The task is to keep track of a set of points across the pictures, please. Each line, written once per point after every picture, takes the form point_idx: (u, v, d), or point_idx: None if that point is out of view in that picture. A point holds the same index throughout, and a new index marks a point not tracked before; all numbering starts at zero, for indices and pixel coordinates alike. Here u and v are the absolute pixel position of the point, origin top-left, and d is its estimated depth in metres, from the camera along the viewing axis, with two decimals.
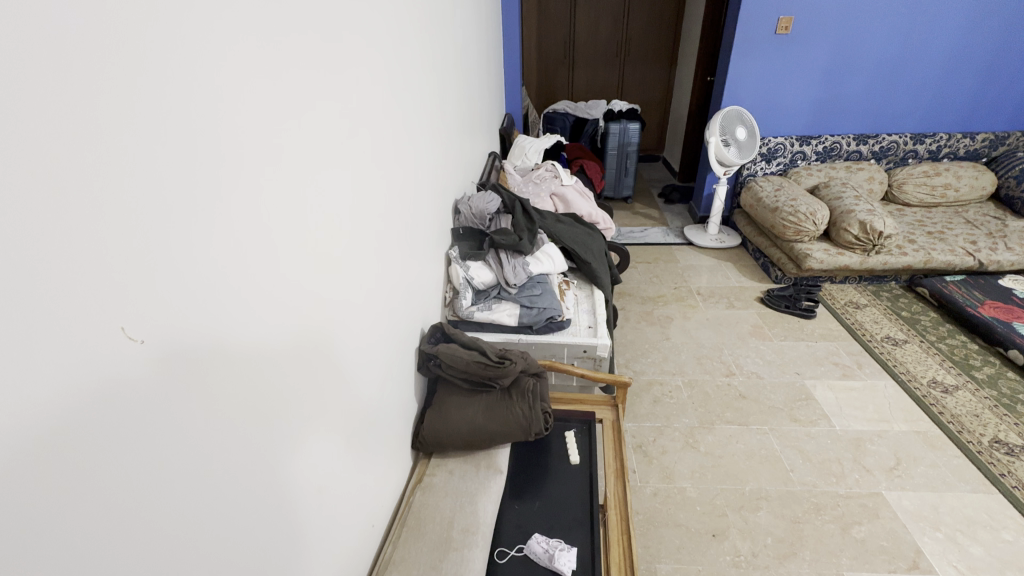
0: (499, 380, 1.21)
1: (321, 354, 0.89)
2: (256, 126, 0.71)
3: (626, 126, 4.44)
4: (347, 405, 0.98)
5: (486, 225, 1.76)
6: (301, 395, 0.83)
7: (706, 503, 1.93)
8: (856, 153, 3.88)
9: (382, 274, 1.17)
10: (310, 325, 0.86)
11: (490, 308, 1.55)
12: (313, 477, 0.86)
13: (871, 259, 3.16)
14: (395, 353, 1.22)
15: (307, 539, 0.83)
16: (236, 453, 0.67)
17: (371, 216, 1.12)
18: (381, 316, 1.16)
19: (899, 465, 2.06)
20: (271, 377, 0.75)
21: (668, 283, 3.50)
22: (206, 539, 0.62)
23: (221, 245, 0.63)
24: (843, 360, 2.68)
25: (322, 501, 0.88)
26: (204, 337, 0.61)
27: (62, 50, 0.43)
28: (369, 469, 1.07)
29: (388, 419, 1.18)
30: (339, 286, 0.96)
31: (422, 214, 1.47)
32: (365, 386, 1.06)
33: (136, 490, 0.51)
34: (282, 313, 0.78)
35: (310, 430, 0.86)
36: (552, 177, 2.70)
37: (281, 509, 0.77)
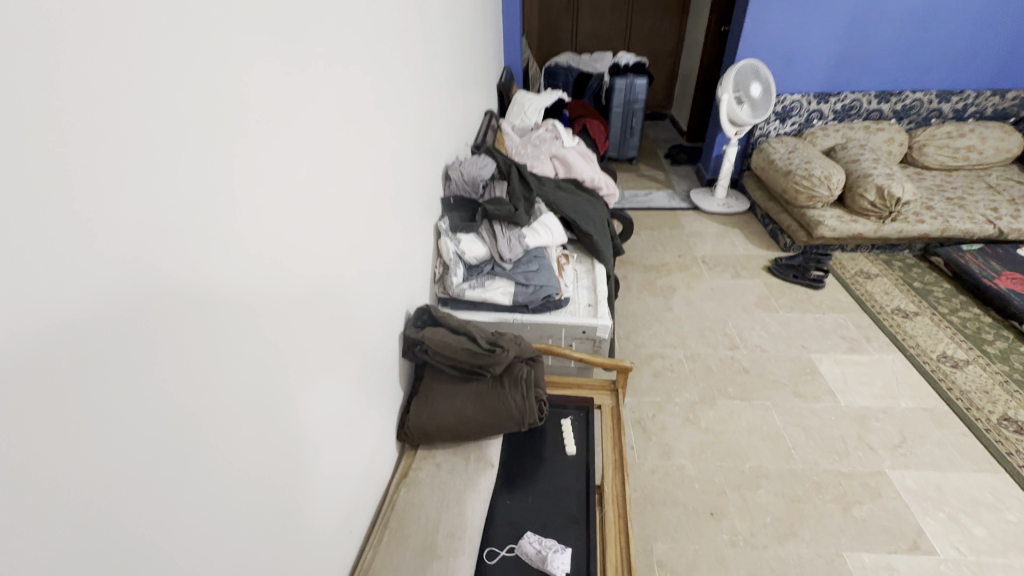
0: (490, 368, 1.12)
1: (304, 327, 0.84)
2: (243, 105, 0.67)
3: (633, 82, 4.15)
4: (334, 379, 0.94)
5: (478, 193, 1.61)
6: (285, 373, 0.79)
7: (705, 481, 1.89)
8: (876, 112, 3.65)
9: (364, 250, 1.06)
10: (291, 299, 0.80)
11: (483, 286, 1.44)
12: (302, 453, 0.83)
13: (886, 226, 3.01)
14: (377, 337, 1.12)
15: (296, 516, 0.83)
16: (213, 440, 0.63)
17: (351, 185, 1.00)
18: (363, 297, 1.06)
19: (904, 443, 2.02)
20: (250, 356, 0.71)
21: (672, 250, 3.37)
22: (184, 532, 0.59)
23: (178, 221, 0.56)
24: (851, 333, 2.59)
25: (312, 478, 0.87)
26: (203, 324, 0.61)
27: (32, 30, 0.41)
28: (354, 455, 1.01)
29: (372, 407, 1.10)
30: (333, 271, 0.93)
31: (409, 182, 1.33)
32: (348, 369, 0.99)
33: (132, 483, 0.51)
34: (260, 288, 0.73)
35: (298, 406, 0.83)
36: (553, 138, 2.52)
37: (268, 489, 0.75)
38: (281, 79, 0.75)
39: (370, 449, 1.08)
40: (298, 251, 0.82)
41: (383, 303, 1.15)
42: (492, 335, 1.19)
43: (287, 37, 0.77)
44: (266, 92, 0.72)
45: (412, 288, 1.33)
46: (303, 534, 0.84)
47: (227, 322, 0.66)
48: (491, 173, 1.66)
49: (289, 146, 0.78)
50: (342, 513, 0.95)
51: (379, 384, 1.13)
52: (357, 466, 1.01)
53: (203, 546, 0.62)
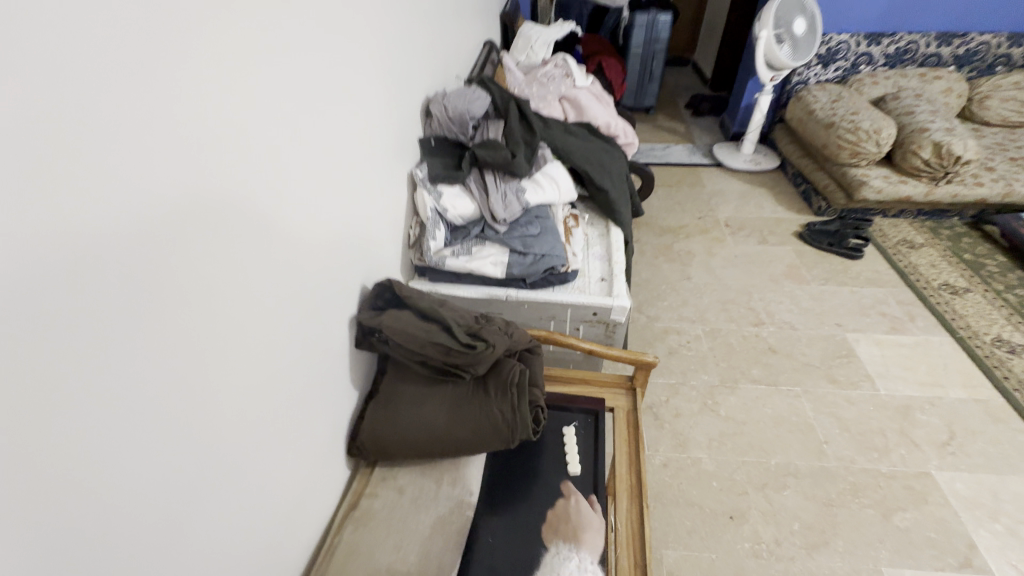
0: (470, 368, 0.84)
1: (227, 276, 0.66)
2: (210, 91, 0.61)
3: (655, 18, 3.66)
4: (273, 341, 0.77)
5: (467, 135, 1.28)
6: (201, 333, 0.62)
7: (725, 479, 1.66)
8: (933, 58, 3.19)
9: (284, 200, 0.78)
10: (205, 240, 0.62)
11: (469, 254, 1.14)
12: (229, 431, 0.68)
13: (939, 190, 2.65)
14: (305, 321, 0.85)
15: (227, 501, 0.69)
16: (97, 416, 0.49)
17: (274, 120, 0.74)
18: (288, 261, 0.80)
19: (954, 440, 1.77)
20: (147, 311, 0.54)
21: (692, 211, 3.03)
22: (60, 531, 0.47)
23: (151, 230, 0.54)
24: (892, 311, 2.30)
25: (245, 459, 0.72)
26: (187, 331, 0.60)
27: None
28: (287, 451, 0.82)
29: (301, 407, 0.85)
30: (319, 256, 0.88)
31: (365, 113, 1.02)
32: (278, 342, 0.78)
33: (120, 493, 0.53)
34: (159, 225, 0.55)
35: (222, 373, 0.67)
36: (563, 75, 2.13)
37: (183, 474, 0.61)
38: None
39: (299, 458, 0.86)
40: (210, 179, 0.62)
41: (315, 273, 0.87)
42: (475, 320, 0.90)
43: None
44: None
45: (365, 255, 1.05)
46: (238, 519, 0.71)
47: (104, 265, 0.49)
48: (484, 110, 1.32)
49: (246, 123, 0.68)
50: (264, 525, 0.77)
51: (309, 379, 0.88)
52: (275, 479, 0.79)
53: (199, 543, 0.64)
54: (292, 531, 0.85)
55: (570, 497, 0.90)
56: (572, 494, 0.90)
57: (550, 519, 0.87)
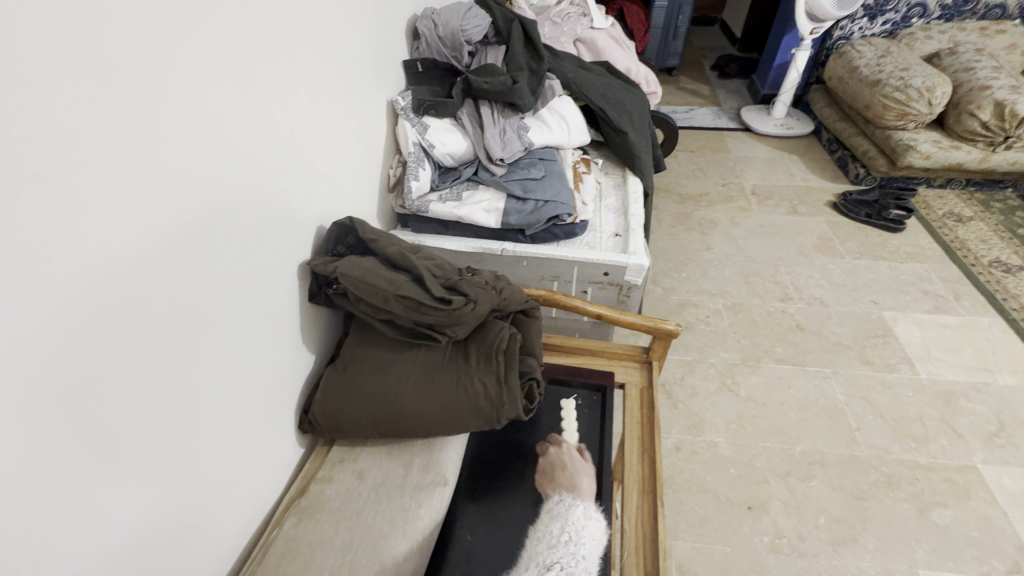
0: (447, 330, 0.68)
1: (75, 170, 0.47)
2: (206, 63, 0.59)
3: None
4: (162, 275, 0.58)
5: (462, 62, 1.09)
6: (120, 287, 0.53)
7: (743, 465, 1.51)
8: (997, 8, 2.85)
9: (198, 91, 0.59)
10: (48, 128, 0.44)
11: (459, 199, 0.97)
12: (81, 387, 0.50)
13: (996, 156, 2.38)
14: (235, 263, 0.68)
15: (85, 475, 0.52)
16: (56, 389, 0.48)
17: (253, 63, 0.67)
18: (187, 173, 0.59)
19: (1002, 431, 1.59)
20: (40, 263, 0.45)
21: (715, 177, 2.79)
22: (75, 497, 0.51)
23: (157, 214, 0.56)
24: (936, 289, 2.08)
25: (112, 423, 0.54)
26: (193, 306, 0.62)
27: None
28: (191, 419, 0.64)
29: (215, 370, 0.67)
30: (301, 210, 0.82)
31: (333, 14, 0.83)
32: (171, 281, 0.59)
33: (130, 460, 0.57)
34: (164, 206, 0.57)
35: (66, 305, 0.48)
36: (580, 13, 1.89)
37: (39, 448, 0.47)
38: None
39: (217, 432, 0.69)
40: (212, 154, 0.62)
41: (248, 207, 0.70)
42: (458, 272, 0.74)
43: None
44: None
45: (323, 193, 0.87)
46: (138, 501, 0.59)
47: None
48: (482, 33, 1.12)
49: (233, 75, 0.64)
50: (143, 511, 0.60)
51: (249, 345, 0.73)
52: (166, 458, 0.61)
53: (206, 502, 0.69)
54: (207, 516, 0.69)
55: (559, 444, 0.79)
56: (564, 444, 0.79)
57: (540, 471, 0.76)
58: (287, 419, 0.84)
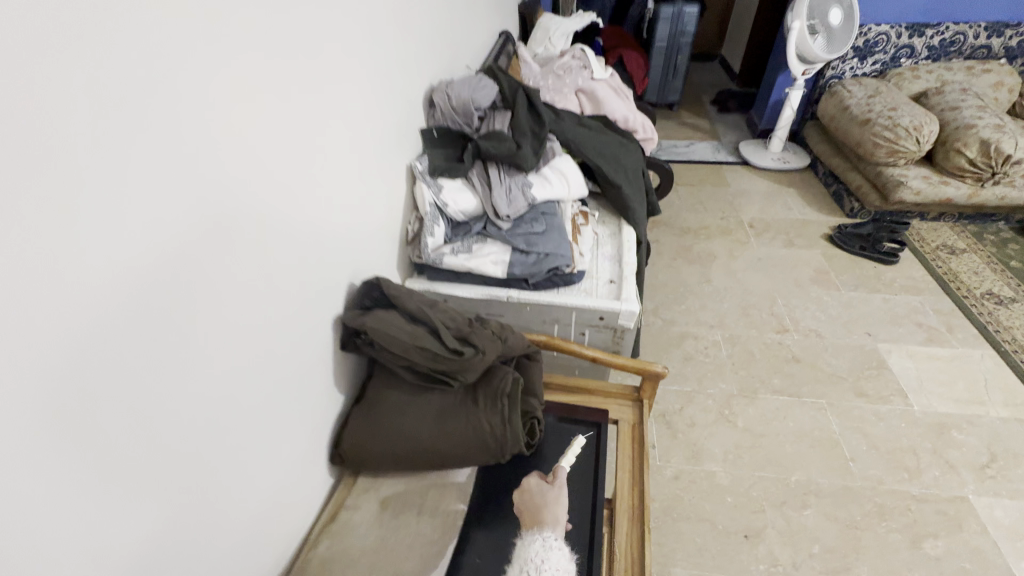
0: (459, 376, 0.79)
1: (169, 255, 0.59)
2: (262, 155, 0.72)
3: (681, 9, 3.52)
4: (221, 330, 0.68)
5: (472, 126, 1.23)
6: (195, 345, 0.64)
7: (740, 495, 1.57)
8: (982, 49, 2.99)
9: (256, 174, 0.71)
10: (155, 225, 0.57)
11: (469, 251, 1.09)
12: (163, 429, 0.61)
13: (985, 191, 2.47)
14: (279, 317, 0.79)
15: (162, 501, 0.62)
16: (145, 431, 0.58)
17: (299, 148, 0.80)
18: (211, 234, 0.65)
19: (994, 462, 1.63)
20: (143, 332, 0.57)
21: (714, 211, 2.90)
22: (151, 522, 0.61)
23: (223, 282, 0.68)
24: (929, 321, 2.15)
25: (183, 458, 0.65)
26: (243, 357, 0.73)
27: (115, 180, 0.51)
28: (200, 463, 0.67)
29: (258, 410, 0.77)
30: (333, 264, 0.93)
31: (361, 97, 0.96)
32: (231, 336, 0.70)
33: (192, 490, 0.67)
34: (229, 277, 0.68)
35: (154, 359, 0.58)
36: (581, 66, 2.04)
37: (132, 478, 0.58)
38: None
39: (249, 464, 0.77)
40: (264, 227, 0.74)
41: (291, 269, 0.81)
42: (469, 322, 0.84)
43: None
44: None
45: (351, 249, 0.99)
46: (197, 527, 0.68)
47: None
48: (491, 100, 1.27)
49: (282, 162, 0.76)
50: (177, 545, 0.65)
51: (288, 386, 0.84)
52: (204, 493, 0.68)
53: (247, 529, 0.78)
54: (236, 545, 0.76)
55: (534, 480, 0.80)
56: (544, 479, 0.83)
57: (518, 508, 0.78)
58: (316, 451, 0.94)
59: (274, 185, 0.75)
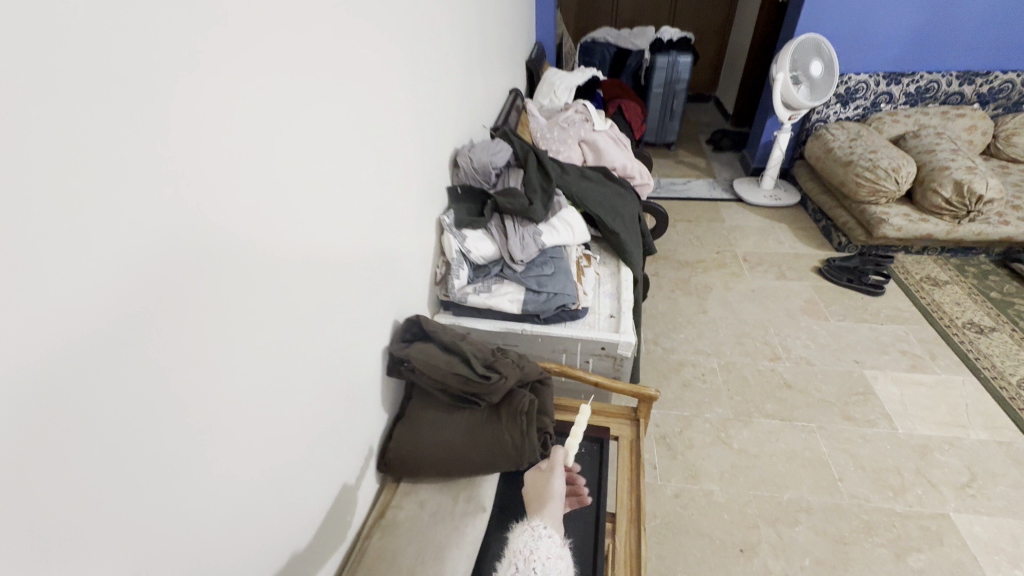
0: (485, 397, 0.95)
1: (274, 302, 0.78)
2: (334, 220, 0.91)
3: (676, 59, 3.81)
4: (303, 360, 0.86)
5: (490, 183, 1.44)
6: (286, 369, 0.82)
7: (736, 511, 1.69)
8: (956, 95, 3.22)
9: (329, 235, 0.90)
10: (267, 280, 0.76)
11: (489, 291, 1.27)
12: (264, 437, 0.78)
13: (962, 228, 2.65)
14: (341, 350, 0.97)
15: (260, 495, 0.78)
16: (253, 437, 0.75)
17: (359, 212, 1.00)
18: (247, 288, 0.71)
19: (974, 482, 1.75)
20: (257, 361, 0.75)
21: (710, 246, 3.09)
22: (254, 511, 0.77)
23: (305, 321, 0.86)
24: (913, 349, 2.29)
25: (274, 461, 0.81)
26: (316, 380, 0.90)
27: (246, 249, 0.71)
28: (225, 506, 0.71)
29: (323, 426, 0.94)
30: (381, 304, 1.11)
31: (402, 165, 1.17)
32: (308, 364, 0.87)
33: (278, 490, 0.83)
34: (309, 315, 0.86)
35: (261, 380, 0.76)
36: (584, 119, 2.28)
37: (244, 475, 0.74)
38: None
39: (316, 471, 0.93)
40: (333, 275, 0.93)
41: (350, 309, 0.99)
42: (492, 352, 1.02)
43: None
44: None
45: (394, 290, 1.18)
46: (280, 521, 0.83)
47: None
48: (506, 160, 1.48)
49: (346, 222, 0.95)
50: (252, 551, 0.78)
51: (345, 407, 1.00)
52: (279, 497, 0.83)
53: (313, 527, 0.92)
54: (297, 548, 0.89)
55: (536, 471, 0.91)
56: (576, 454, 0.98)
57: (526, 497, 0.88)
58: (364, 462, 1.10)
59: (340, 242, 0.94)
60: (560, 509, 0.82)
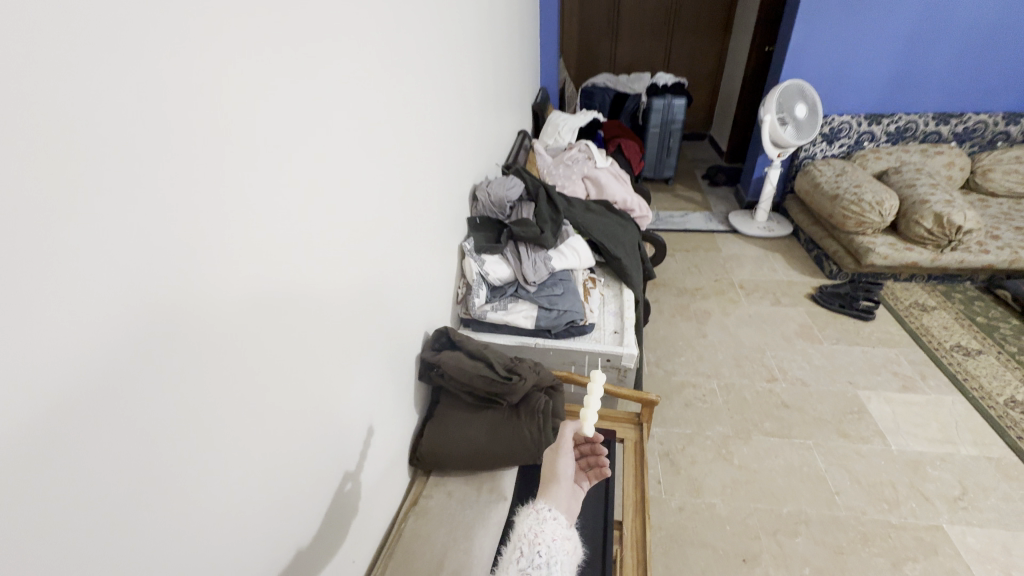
0: (506, 397, 1.09)
1: (333, 311, 0.93)
2: (376, 244, 1.07)
3: (671, 102, 4.09)
4: (352, 362, 1.00)
5: (505, 214, 1.62)
6: (340, 370, 0.96)
7: (738, 523, 1.77)
8: (934, 134, 3.45)
9: (374, 256, 1.05)
10: (329, 293, 0.91)
11: (506, 309, 1.42)
12: (321, 427, 0.91)
13: (945, 256, 2.81)
14: (379, 357, 1.11)
15: (315, 479, 0.90)
16: (314, 425, 0.89)
17: (396, 237, 1.16)
18: (304, 298, 0.83)
19: (966, 495, 1.83)
20: (319, 360, 0.89)
21: (708, 274, 3.25)
22: (310, 491, 0.89)
23: (354, 329, 1.00)
24: (904, 370, 2.40)
25: (326, 450, 0.93)
26: (360, 382, 1.03)
27: (316, 265, 0.86)
28: (249, 509, 0.74)
29: (364, 423, 1.06)
30: (412, 318, 1.26)
31: (430, 198, 1.34)
32: (355, 367, 1.01)
33: (328, 476, 0.94)
34: (358, 324, 1.01)
35: (322, 377, 0.91)
36: (586, 158, 2.49)
37: (305, 457, 0.87)
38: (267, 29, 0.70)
39: (358, 464, 1.04)
40: (375, 292, 1.07)
41: (388, 321, 1.14)
42: (512, 360, 1.15)
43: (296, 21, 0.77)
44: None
45: (423, 308, 1.32)
46: (329, 504, 0.95)
47: (98, 234, 0.48)
48: (519, 194, 1.66)
49: (386, 246, 1.11)
50: (297, 533, 0.86)
51: (382, 409, 1.13)
52: (327, 483, 0.94)
53: (354, 515, 1.03)
54: (339, 535, 0.99)
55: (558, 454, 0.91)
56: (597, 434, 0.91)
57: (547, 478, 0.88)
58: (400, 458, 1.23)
59: (382, 263, 1.10)
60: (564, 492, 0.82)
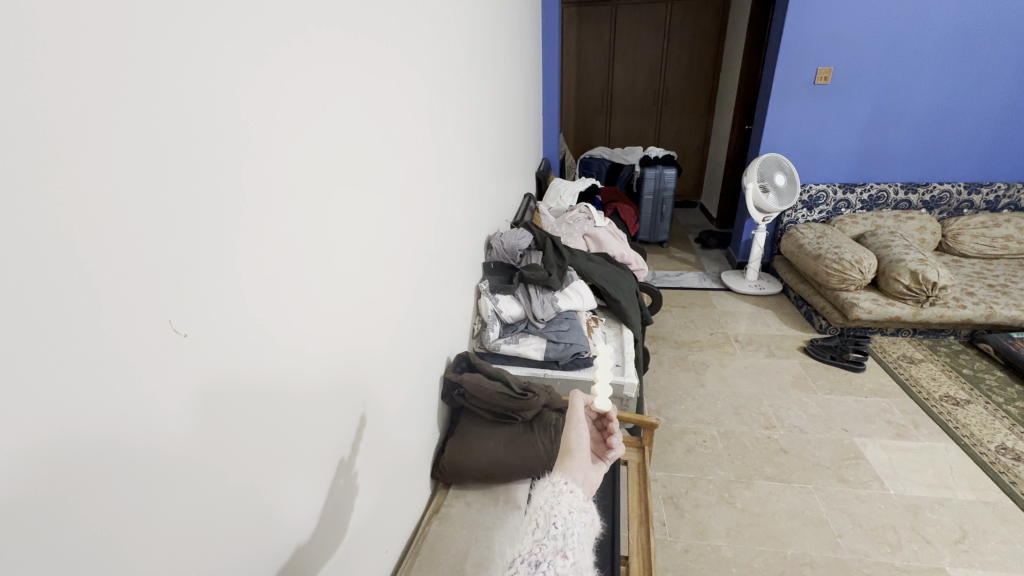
0: (521, 413, 1.37)
1: (369, 331, 1.07)
2: (403, 277, 1.23)
3: (661, 172, 4.47)
4: (380, 378, 1.12)
5: (516, 259, 1.85)
6: (370, 384, 1.08)
7: (743, 565, 1.79)
8: (905, 202, 3.76)
9: (399, 286, 1.21)
10: (367, 316, 1.06)
11: (517, 342, 1.61)
12: (350, 435, 1.01)
13: (925, 310, 2.98)
14: (403, 375, 1.23)
15: (343, 483, 0.98)
16: (346, 431, 0.99)
17: (419, 272, 1.32)
18: (347, 315, 0.98)
19: (966, 538, 1.86)
20: (354, 372, 1.02)
21: (704, 328, 3.40)
22: (339, 494, 0.97)
23: (382, 348, 1.14)
24: (897, 419, 2.48)
25: (353, 455, 1.02)
26: (385, 395, 1.15)
27: (359, 289, 1.02)
28: (266, 503, 0.77)
29: (387, 436, 1.16)
30: (431, 346, 1.40)
31: (446, 242, 1.53)
32: (381, 383, 1.13)
33: (354, 484, 1.02)
34: (386, 345, 1.15)
35: (356, 388, 1.03)
36: (586, 218, 2.75)
37: (335, 462, 0.96)
38: (339, 102, 0.92)
39: (381, 474, 1.13)
40: (401, 317, 1.22)
41: (410, 345, 1.28)
42: (525, 384, 1.46)
43: (359, 98, 1.00)
44: (301, 73, 0.81)
45: (441, 338, 1.46)
46: (354, 509, 1.02)
47: (213, 238, 0.63)
48: (529, 244, 1.90)
49: (410, 279, 1.27)
50: (329, 530, 0.93)
51: (403, 425, 1.23)
52: (353, 485, 1.02)
53: (376, 525, 1.10)
54: (364, 541, 1.05)
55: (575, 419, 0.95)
56: (610, 407, 0.99)
57: (563, 442, 0.93)
58: (422, 472, 1.33)
59: (407, 294, 1.25)
60: (577, 462, 0.88)
